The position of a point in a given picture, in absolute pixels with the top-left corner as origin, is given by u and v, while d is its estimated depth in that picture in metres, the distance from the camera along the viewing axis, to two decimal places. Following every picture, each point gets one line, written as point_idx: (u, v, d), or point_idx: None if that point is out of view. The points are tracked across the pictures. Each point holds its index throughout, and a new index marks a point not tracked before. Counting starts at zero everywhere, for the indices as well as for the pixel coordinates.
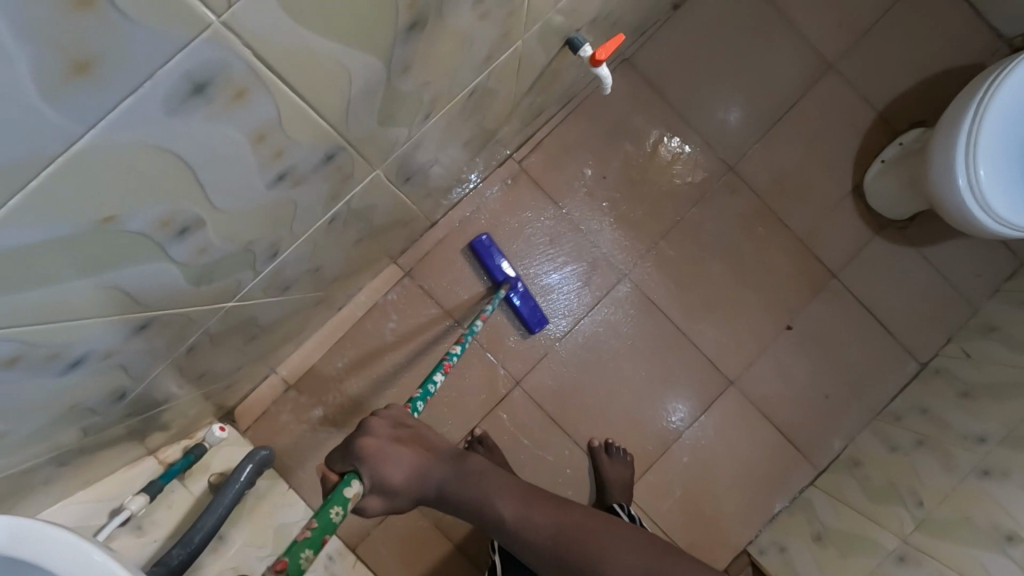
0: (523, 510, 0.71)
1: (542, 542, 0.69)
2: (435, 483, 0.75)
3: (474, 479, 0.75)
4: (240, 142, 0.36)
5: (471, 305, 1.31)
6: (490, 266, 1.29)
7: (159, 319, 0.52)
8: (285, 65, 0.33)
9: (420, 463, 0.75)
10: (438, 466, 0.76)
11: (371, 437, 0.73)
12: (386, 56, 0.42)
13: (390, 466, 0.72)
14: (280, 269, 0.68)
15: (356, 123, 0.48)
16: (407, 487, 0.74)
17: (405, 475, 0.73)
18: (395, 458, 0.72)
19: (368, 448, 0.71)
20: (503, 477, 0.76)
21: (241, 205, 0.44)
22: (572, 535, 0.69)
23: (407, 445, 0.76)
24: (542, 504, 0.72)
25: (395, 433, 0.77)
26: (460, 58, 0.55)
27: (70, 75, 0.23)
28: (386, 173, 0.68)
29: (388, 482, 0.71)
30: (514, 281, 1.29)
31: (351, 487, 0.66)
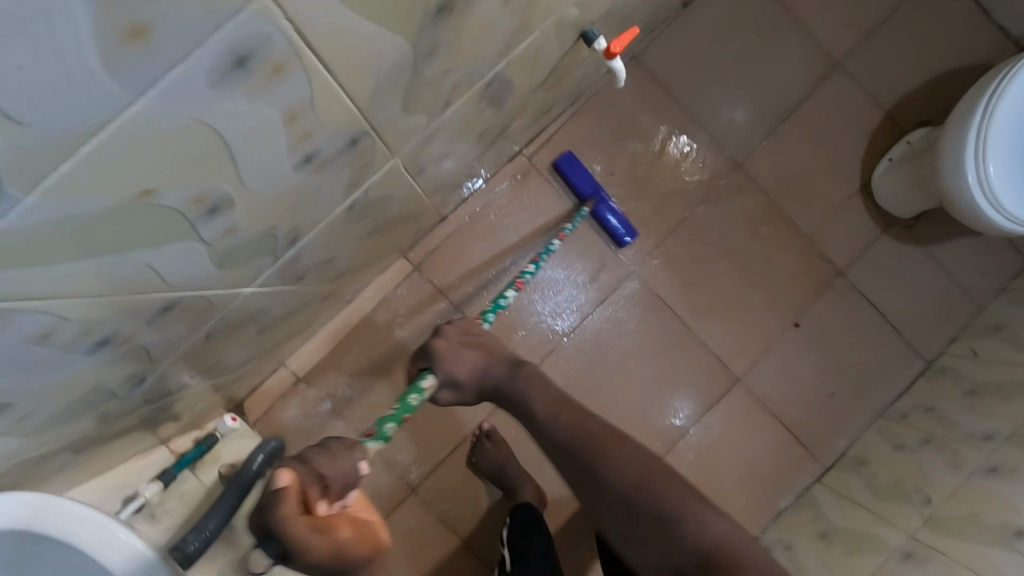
0: (552, 409, 0.83)
1: (559, 438, 0.80)
2: (493, 380, 0.87)
3: (523, 379, 0.87)
4: (273, 120, 0.37)
5: (555, 223, 1.35)
6: (577, 180, 1.33)
7: (181, 302, 0.52)
8: (321, 43, 0.34)
9: (483, 363, 0.87)
10: (497, 366, 0.88)
11: (445, 338, 0.88)
12: (415, 39, 0.43)
13: (458, 364, 0.85)
14: (297, 256, 0.69)
15: (380, 108, 0.49)
16: (471, 381, 0.86)
17: (468, 372, 0.86)
18: (462, 357, 0.86)
19: (440, 348, 0.86)
20: (547, 381, 0.87)
21: (269, 186, 0.45)
22: (585, 442, 0.78)
23: (472, 347, 0.88)
24: (568, 409, 0.83)
25: (463, 338, 0.89)
26: (481, 45, 0.55)
27: (125, 42, 0.23)
28: (403, 162, 0.69)
29: (456, 377, 0.85)
30: (601, 195, 1.34)
31: (427, 378, 0.82)
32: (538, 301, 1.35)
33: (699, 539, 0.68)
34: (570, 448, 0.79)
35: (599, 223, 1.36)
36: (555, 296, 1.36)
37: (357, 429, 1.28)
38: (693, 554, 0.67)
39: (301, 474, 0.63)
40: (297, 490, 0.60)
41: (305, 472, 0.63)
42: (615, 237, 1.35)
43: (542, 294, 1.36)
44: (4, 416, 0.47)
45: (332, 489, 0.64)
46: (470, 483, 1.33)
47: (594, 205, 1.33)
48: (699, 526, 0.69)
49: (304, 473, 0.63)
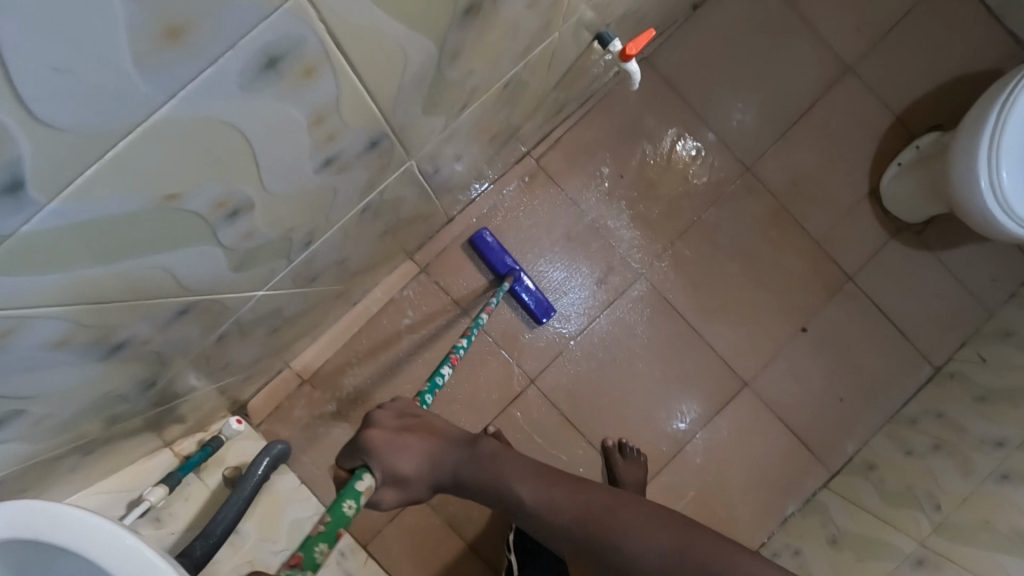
0: (543, 489, 0.69)
1: (564, 526, 0.66)
2: (450, 468, 0.74)
3: (489, 459, 0.74)
4: (299, 123, 0.36)
5: (471, 299, 1.30)
6: (495, 258, 1.28)
7: (198, 305, 0.51)
8: (352, 44, 0.33)
9: (430, 450, 0.74)
10: (451, 452, 0.75)
11: (379, 429, 0.73)
12: (441, 40, 0.42)
13: (402, 456, 0.71)
14: (310, 259, 0.68)
15: (401, 111, 0.48)
16: (420, 478, 0.73)
17: (415, 463, 0.72)
18: (408, 446, 0.73)
19: (376, 440, 0.71)
20: (517, 459, 0.74)
21: (290, 188, 0.44)
22: (593, 517, 0.64)
23: (415, 433, 0.75)
24: (560, 485, 0.69)
25: (401, 423, 0.76)
26: (502, 46, 0.54)
27: (162, 43, 0.22)
28: (418, 164, 0.68)
29: (401, 472, 0.71)
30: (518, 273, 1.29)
31: (363, 479, 0.65)
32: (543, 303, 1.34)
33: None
34: (580, 532, 0.64)
35: (517, 301, 1.32)
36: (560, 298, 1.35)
37: None
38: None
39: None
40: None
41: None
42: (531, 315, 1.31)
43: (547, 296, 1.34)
44: (20, 420, 0.47)
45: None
46: None
47: (513, 282, 1.28)
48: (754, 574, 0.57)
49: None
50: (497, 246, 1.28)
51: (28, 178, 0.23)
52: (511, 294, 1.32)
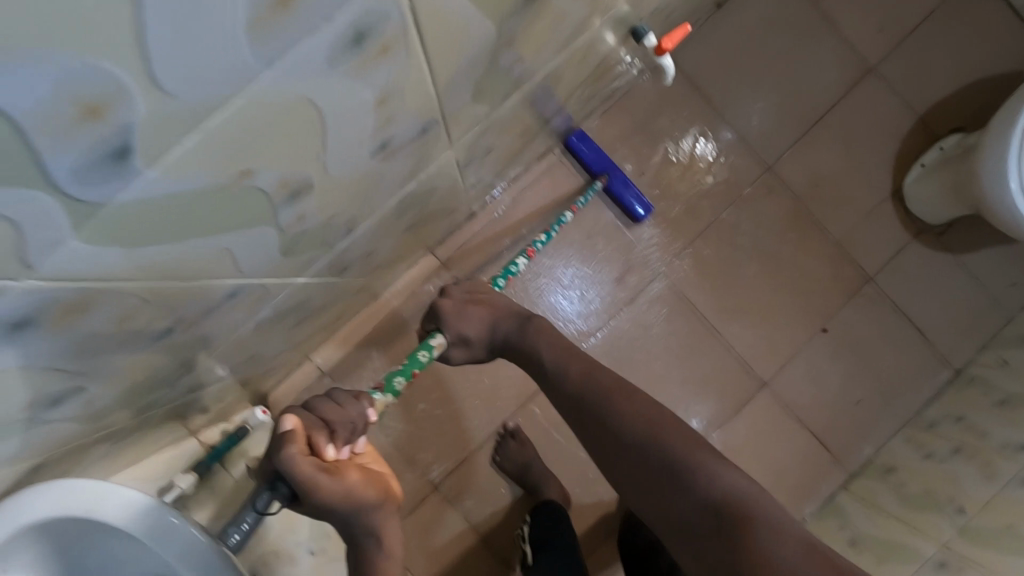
0: (563, 358, 0.83)
1: (568, 396, 0.80)
2: (502, 334, 0.87)
3: (533, 333, 0.86)
4: (367, 102, 0.36)
5: (567, 198, 1.33)
6: (588, 158, 1.31)
7: (246, 289, 0.52)
8: (425, 21, 0.33)
9: (491, 317, 0.88)
10: (505, 321, 0.88)
11: (450, 299, 0.89)
12: (500, 24, 0.42)
13: (467, 321, 0.86)
14: (347, 248, 0.68)
15: (454, 96, 0.48)
16: (481, 338, 0.87)
17: (477, 328, 0.87)
18: (470, 317, 0.87)
19: (447, 308, 0.87)
20: (555, 332, 0.86)
21: (347, 171, 0.44)
22: (593, 394, 0.77)
23: (478, 304, 0.89)
24: (576, 361, 0.82)
25: (468, 296, 0.90)
26: (550, 34, 0.54)
27: (274, 11, 0.22)
28: (456, 154, 0.68)
29: (466, 333, 0.86)
30: (612, 170, 1.32)
31: (435, 337, 0.84)
32: (561, 297, 1.34)
33: (710, 489, 0.64)
34: (579, 400, 0.78)
35: (616, 201, 1.34)
36: (577, 291, 1.35)
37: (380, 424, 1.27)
38: (706, 500, 0.64)
39: (308, 419, 0.68)
40: (302, 435, 0.67)
41: (311, 418, 0.69)
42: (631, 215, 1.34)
43: (565, 289, 1.35)
44: (70, 403, 0.48)
45: (340, 434, 0.69)
46: (493, 483, 1.32)
47: (607, 179, 1.32)
48: (710, 479, 0.65)
49: (312, 420, 0.69)
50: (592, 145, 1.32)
51: (135, 146, 0.23)
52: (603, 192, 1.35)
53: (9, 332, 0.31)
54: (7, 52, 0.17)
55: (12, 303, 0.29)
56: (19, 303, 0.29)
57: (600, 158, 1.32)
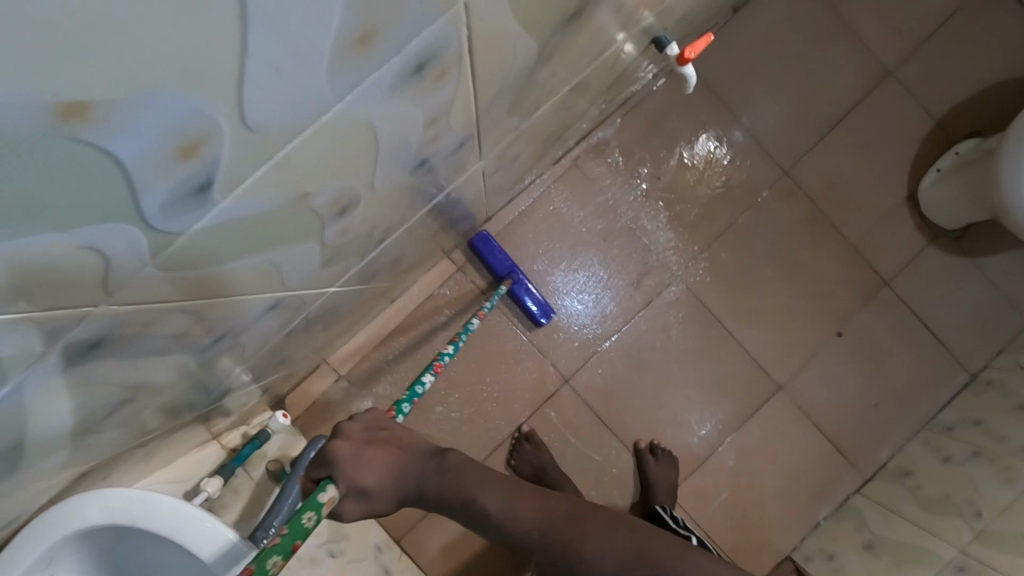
0: (505, 499, 0.71)
1: (525, 533, 0.70)
2: (414, 482, 0.74)
3: (454, 473, 0.74)
4: (418, 123, 0.37)
5: (470, 300, 1.30)
6: (492, 261, 1.27)
7: (285, 300, 0.53)
8: (480, 45, 0.34)
9: (395, 465, 0.74)
10: (413, 465, 0.75)
11: (345, 441, 0.74)
12: (542, 42, 0.42)
13: (364, 471, 0.72)
14: (377, 257, 0.69)
15: (491, 113, 0.49)
16: (385, 490, 0.73)
17: (379, 477, 0.73)
18: (372, 462, 0.73)
19: (340, 454, 0.72)
20: (480, 470, 0.75)
21: (390, 186, 0.44)
22: (555, 522, 0.69)
23: (381, 446, 0.75)
24: (521, 493, 0.72)
25: (369, 434, 0.76)
26: (583, 49, 0.55)
27: (354, 47, 0.24)
28: (483, 165, 0.69)
29: (364, 485, 0.71)
30: (517, 274, 1.29)
31: (325, 491, 0.67)
32: (567, 302, 1.35)
33: None
34: (540, 538, 0.69)
35: (516, 302, 1.32)
36: (586, 294, 1.35)
37: None
38: None
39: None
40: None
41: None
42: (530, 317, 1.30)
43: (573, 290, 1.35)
44: (115, 415, 0.50)
45: None
46: None
47: (512, 283, 1.27)
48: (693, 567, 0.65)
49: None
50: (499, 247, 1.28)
51: (217, 177, 0.25)
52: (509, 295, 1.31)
53: (79, 350, 0.33)
54: (134, 92, 0.18)
55: (91, 322, 0.31)
56: (93, 321, 0.31)
57: (508, 260, 1.28)
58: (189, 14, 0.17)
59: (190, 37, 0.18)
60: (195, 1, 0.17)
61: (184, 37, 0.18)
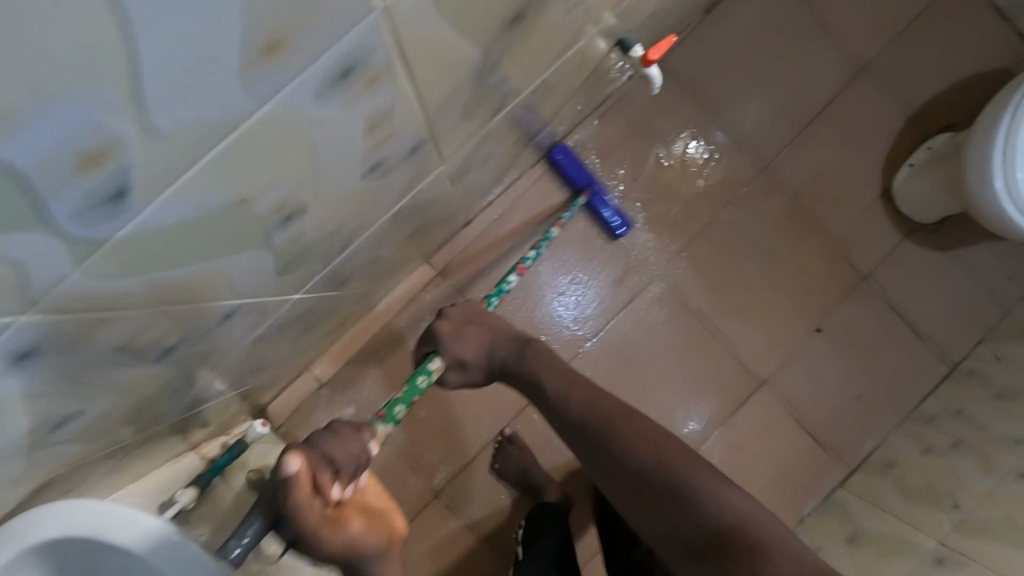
0: (566, 385, 0.81)
1: (575, 414, 0.78)
2: (500, 357, 0.85)
3: (531, 359, 0.84)
4: (358, 128, 0.37)
5: (552, 212, 1.33)
6: (571, 172, 1.31)
7: (242, 308, 0.53)
8: (413, 49, 0.34)
9: (486, 342, 0.86)
10: (503, 344, 0.86)
11: (447, 320, 0.86)
12: (487, 45, 0.42)
13: (462, 341, 0.85)
14: (345, 261, 0.69)
15: (444, 115, 0.49)
16: (477, 361, 0.85)
17: (474, 351, 0.85)
18: (466, 336, 0.85)
19: (442, 328, 0.85)
20: (556, 359, 0.84)
21: (341, 192, 0.45)
22: (602, 415, 0.76)
23: (474, 326, 0.86)
24: (583, 387, 0.80)
25: (466, 316, 0.88)
26: (539, 49, 0.55)
27: (261, 56, 0.26)
28: (450, 167, 0.68)
29: (461, 355, 0.84)
30: (595, 186, 1.32)
31: (433, 361, 0.82)
32: (558, 297, 1.35)
33: (719, 516, 0.65)
34: (586, 423, 0.77)
35: (595, 215, 1.35)
36: (576, 288, 1.36)
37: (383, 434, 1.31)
38: (714, 533, 0.64)
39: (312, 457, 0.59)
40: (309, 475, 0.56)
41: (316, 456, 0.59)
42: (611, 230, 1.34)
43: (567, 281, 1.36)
44: (69, 426, 0.49)
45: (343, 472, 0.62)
46: (494, 488, 1.32)
47: (590, 194, 1.31)
48: (722, 505, 0.66)
49: (316, 457, 0.59)
50: (575, 161, 1.32)
51: (133, 182, 0.27)
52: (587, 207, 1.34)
53: (15, 361, 0.33)
54: (39, 103, 0.20)
55: (18, 334, 0.31)
56: (28, 331, 0.31)
57: (587, 172, 1.32)
58: (79, 32, 0.20)
59: (87, 51, 0.20)
60: (84, 17, 0.19)
61: (80, 50, 0.20)
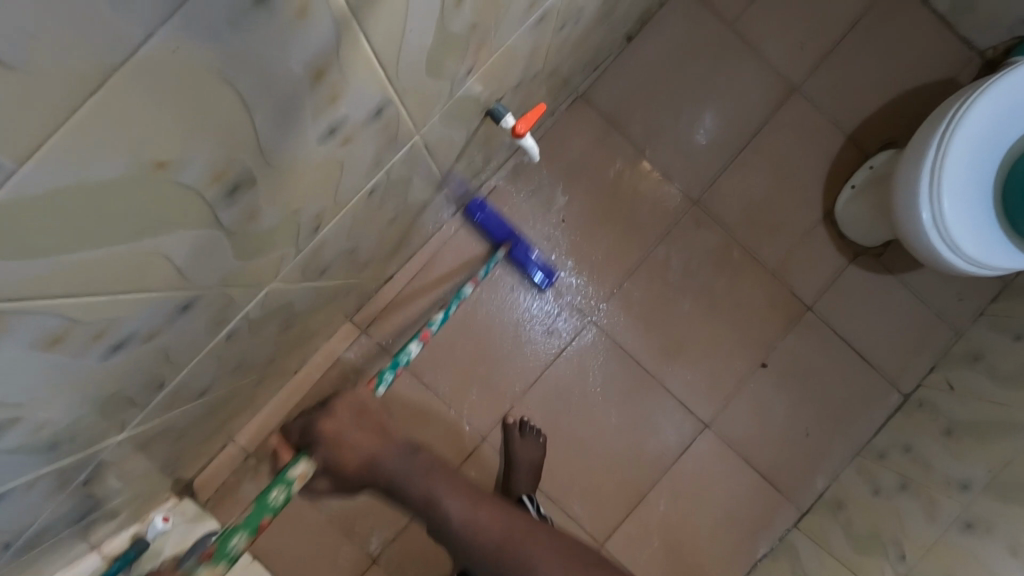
0: (469, 510, 0.73)
1: (482, 545, 0.70)
2: (387, 472, 0.78)
3: (422, 475, 0.77)
4: (24, 353, 0.32)
5: (468, 264, 1.27)
6: (488, 226, 1.23)
7: (13, 490, 0.48)
8: (43, 285, 0.29)
9: (373, 450, 0.79)
10: (390, 453, 0.79)
11: (335, 420, 0.83)
12: (208, 222, 0.37)
13: (346, 448, 0.79)
14: (184, 386, 0.64)
15: (207, 273, 0.44)
16: (358, 471, 0.79)
17: (357, 460, 0.79)
18: (352, 443, 0.80)
19: (328, 431, 0.81)
20: (453, 477, 0.78)
21: (72, 381, 0.40)
22: (512, 540, 0.70)
23: (364, 431, 0.82)
24: (484, 507, 0.74)
25: (356, 419, 0.84)
26: (334, 179, 0.50)
27: None
28: (286, 280, 0.63)
29: (340, 462, 0.79)
30: (515, 239, 1.24)
31: (296, 467, 0.73)
32: (523, 322, 1.30)
33: None
34: (498, 553, 0.69)
35: (518, 266, 1.28)
36: (541, 317, 1.31)
37: (312, 500, 1.26)
38: None
39: None
40: None
41: None
42: (533, 282, 1.28)
43: (534, 300, 1.30)
44: None
45: None
46: (433, 549, 1.28)
47: (508, 249, 1.23)
48: None
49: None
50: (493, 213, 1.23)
51: None
52: (507, 259, 1.28)
53: None
54: None
55: None
56: None
57: (503, 226, 1.23)
58: None
59: None
60: None
61: None
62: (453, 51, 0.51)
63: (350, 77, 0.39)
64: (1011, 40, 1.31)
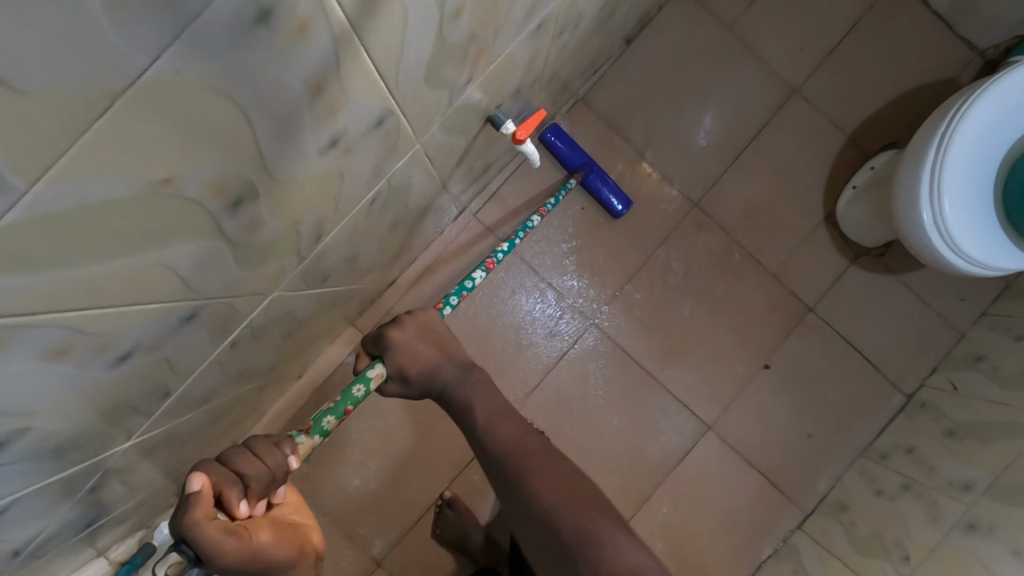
0: (493, 421, 0.76)
1: (494, 451, 0.74)
2: (441, 381, 0.78)
3: (472, 385, 0.79)
4: (30, 365, 0.33)
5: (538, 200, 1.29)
6: (564, 152, 1.26)
7: (19, 500, 0.49)
8: (49, 300, 0.29)
9: (436, 359, 0.77)
10: (449, 366, 0.78)
11: (400, 330, 0.75)
12: (211, 234, 0.38)
13: (410, 355, 0.75)
14: (188, 394, 0.64)
15: (210, 283, 0.45)
16: (420, 378, 0.76)
17: (419, 368, 0.76)
18: (415, 353, 0.75)
19: (395, 338, 0.74)
20: (496, 393, 0.79)
21: (77, 392, 0.41)
22: (518, 457, 0.73)
23: (432, 341, 0.78)
24: (508, 423, 0.76)
25: (422, 331, 0.77)
26: (334, 190, 0.51)
27: None
28: (289, 288, 0.64)
29: (405, 369, 0.74)
30: (591, 166, 1.27)
31: (374, 368, 0.72)
32: (524, 325, 1.30)
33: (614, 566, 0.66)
34: (505, 461, 0.73)
35: (593, 194, 1.30)
36: (543, 320, 1.31)
37: (316, 505, 1.27)
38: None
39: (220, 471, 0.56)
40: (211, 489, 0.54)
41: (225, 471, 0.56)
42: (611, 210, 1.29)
43: (535, 303, 1.31)
44: None
45: (254, 488, 0.57)
46: (436, 553, 1.28)
47: (583, 175, 1.26)
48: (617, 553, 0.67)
49: (226, 472, 0.56)
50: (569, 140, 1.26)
51: None
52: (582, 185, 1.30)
53: None
54: None
55: None
56: None
57: (580, 151, 1.26)
58: None
59: None
60: None
61: None
62: (452, 62, 0.52)
63: (350, 90, 0.39)
64: (1010, 40, 1.31)
